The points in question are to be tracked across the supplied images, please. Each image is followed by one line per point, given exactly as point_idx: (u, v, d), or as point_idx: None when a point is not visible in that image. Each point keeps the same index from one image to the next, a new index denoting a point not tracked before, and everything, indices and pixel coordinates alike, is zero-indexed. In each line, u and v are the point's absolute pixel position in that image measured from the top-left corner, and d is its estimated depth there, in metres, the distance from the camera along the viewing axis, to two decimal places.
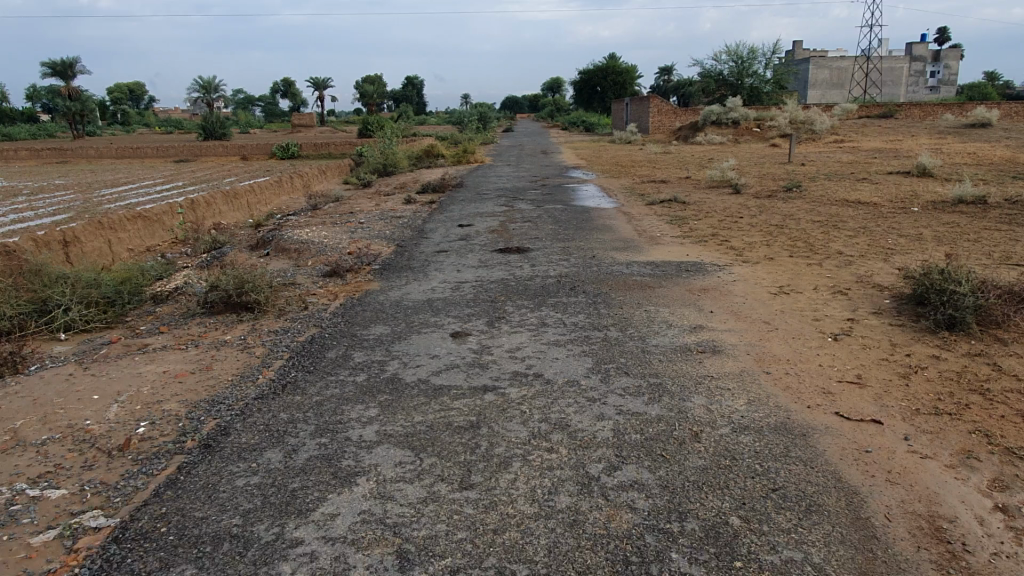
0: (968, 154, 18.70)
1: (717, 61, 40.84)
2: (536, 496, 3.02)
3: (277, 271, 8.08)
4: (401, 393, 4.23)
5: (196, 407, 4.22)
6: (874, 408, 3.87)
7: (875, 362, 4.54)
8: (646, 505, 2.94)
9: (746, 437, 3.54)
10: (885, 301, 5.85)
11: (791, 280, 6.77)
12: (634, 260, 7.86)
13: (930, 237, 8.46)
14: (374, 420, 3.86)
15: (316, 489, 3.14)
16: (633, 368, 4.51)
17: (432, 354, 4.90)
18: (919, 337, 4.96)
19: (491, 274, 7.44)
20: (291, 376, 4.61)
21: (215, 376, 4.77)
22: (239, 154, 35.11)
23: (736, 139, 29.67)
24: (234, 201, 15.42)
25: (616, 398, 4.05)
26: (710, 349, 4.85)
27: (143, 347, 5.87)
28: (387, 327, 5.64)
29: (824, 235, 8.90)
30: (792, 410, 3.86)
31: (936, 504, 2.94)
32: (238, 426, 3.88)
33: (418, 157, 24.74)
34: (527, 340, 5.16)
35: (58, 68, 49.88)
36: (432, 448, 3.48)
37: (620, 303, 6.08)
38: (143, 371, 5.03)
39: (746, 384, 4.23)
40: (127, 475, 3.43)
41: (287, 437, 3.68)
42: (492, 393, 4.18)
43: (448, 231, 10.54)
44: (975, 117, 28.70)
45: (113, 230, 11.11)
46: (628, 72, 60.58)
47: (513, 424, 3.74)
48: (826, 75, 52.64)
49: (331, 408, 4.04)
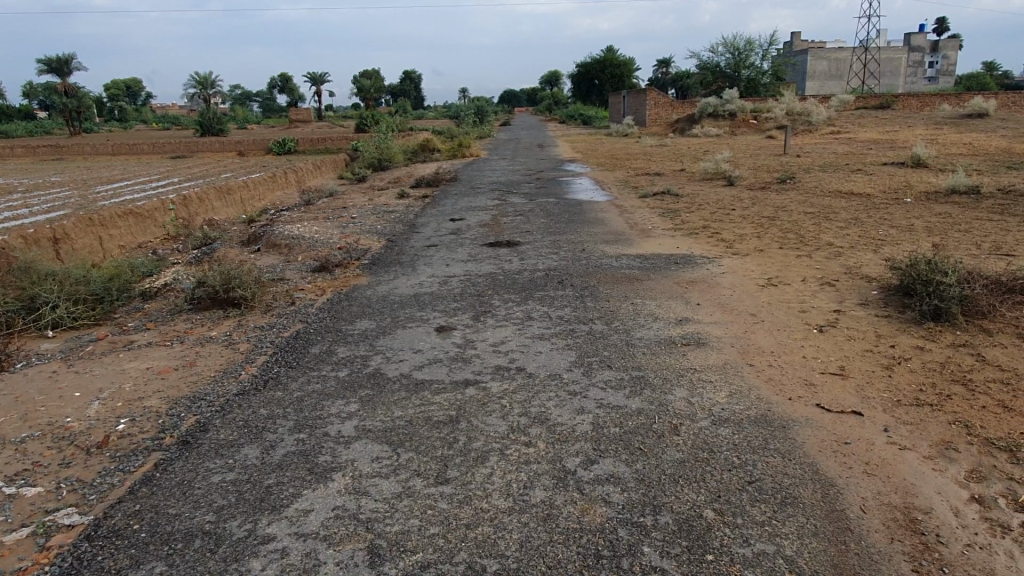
0: (964, 144, 18.65)
1: (714, 53, 40.86)
2: (511, 491, 3.01)
3: (266, 267, 8.05)
4: (382, 388, 4.22)
5: (177, 404, 4.20)
6: (855, 399, 3.86)
7: (859, 353, 4.53)
8: (621, 499, 2.93)
9: (725, 430, 3.53)
10: (872, 292, 5.83)
11: (780, 272, 6.75)
12: (623, 253, 7.85)
13: (922, 228, 8.42)
14: (354, 415, 3.84)
15: (291, 485, 3.12)
16: (615, 361, 4.50)
17: (415, 349, 4.88)
18: (905, 328, 4.94)
19: (480, 268, 7.41)
20: (273, 371, 4.60)
21: (198, 372, 4.76)
22: (237, 149, 35.07)
23: (733, 131, 29.65)
24: (228, 198, 15.39)
25: (597, 391, 4.03)
26: (694, 342, 4.84)
27: (127, 344, 5.84)
28: (371, 321, 5.62)
29: (815, 227, 8.88)
30: (773, 402, 3.85)
31: (912, 496, 2.93)
32: (217, 422, 3.86)
33: (414, 151, 24.65)
34: (512, 334, 5.15)
35: (54, 65, 49.68)
36: (410, 443, 3.47)
37: (607, 296, 6.07)
38: (127, 368, 5.01)
39: (729, 376, 4.22)
40: (104, 472, 3.41)
41: (266, 433, 3.66)
42: (473, 387, 4.17)
43: (440, 225, 10.52)
44: (973, 107, 28.65)
45: (104, 227, 11.09)
46: (626, 65, 60.60)
47: (492, 418, 3.73)
48: (824, 67, 52.62)
49: (311, 404, 4.02)
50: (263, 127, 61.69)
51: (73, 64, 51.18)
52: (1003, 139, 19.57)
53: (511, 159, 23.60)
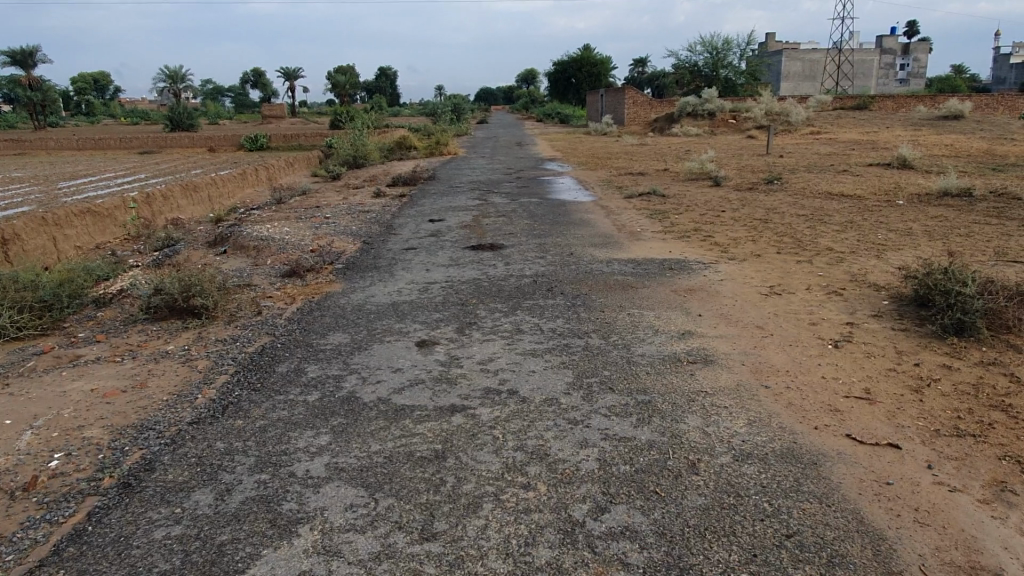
0: (947, 146, 18.53)
1: (692, 53, 40.78)
2: (510, 550, 2.55)
3: (233, 271, 7.51)
4: (358, 415, 3.73)
5: (121, 435, 3.68)
6: (889, 429, 3.45)
7: (883, 373, 4.13)
8: (641, 559, 2.48)
9: (750, 467, 3.10)
10: (884, 303, 5.46)
11: (782, 279, 6.37)
12: (614, 257, 7.43)
13: (921, 232, 8.11)
14: (325, 450, 3.34)
15: (248, 544, 2.62)
16: (618, 382, 4.05)
17: (394, 368, 4.39)
18: (928, 344, 4.57)
19: (462, 274, 6.94)
20: (233, 396, 4.07)
21: (148, 396, 4.22)
22: (207, 145, 34.16)
23: (713, 131, 29.45)
24: (195, 195, 14.72)
25: (601, 419, 3.59)
26: (701, 359, 4.42)
27: (73, 360, 5.26)
28: (345, 335, 5.11)
29: (810, 230, 8.54)
30: (799, 433, 3.42)
31: (976, 552, 2.53)
32: (165, 458, 3.34)
33: (390, 149, 24.05)
34: (501, 349, 4.69)
35: (18, 57, 48.02)
36: (390, 486, 2.99)
37: (601, 305, 5.64)
38: (68, 390, 4.46)
39: (745, 401, 3.79)
40: (27, 524, 2.87)
41: (222, 473, 3.15)
42: (461, 414, 3.70)
43: (418, 226, 10.03)
44: (948, 109, 28.75)
45: (59, 226, 10.41)
46: (603, 64, 60.33)
47: (484, 454, 3.26)
48: (798, 67, 52.84)
49: (275, 436, 3.51)
50: (235, 123, 60.33)
51: (38, 56, 49.34)
52: (983, 141, 19.51)
53: (490, 156, 23.08)
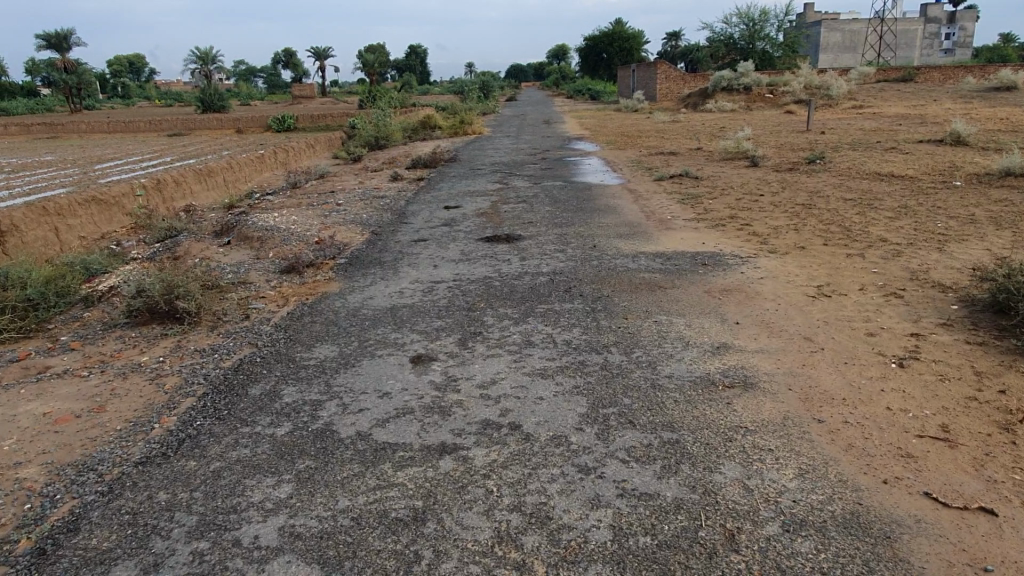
0: (1003, 119, 17.28)
1: (727, 24, 39.24)
2: None
3: (229, 266, 7.00)
4: (331, 456, 3.15)
5: (58, 478, 3.15)
6: (978, 485, 2.77)
7: (962, 405, 3.42)
8: None
9: (804, 543, 2.45)
10: (952, 309, 4.71)
11: (831, 276, 5.63)
12: (641, 250, 6.76)
13: (985, 219, 7.26)
14: (281, 507, 2.78)
15: None
16: (640, 415, 3.41)
17: (382, 392, 3.80)
18: (1012, 363, 3.83)
19: (473, 271, 6.33)
20: (193, 426, 3.53)
21: (103, 424, 3.70)
22: (235, 126, 33.98)
23: (749, 107, 28.25)
24: (210, 180, 14.30)
25: (618, 467, 2.96)
26: (740, 383, 3.75)
27: (39, 372, 4.75)
28: (333, 347, 4.54)
29: (859, 217, 7.74)
30: (864, 491, 2.76)
31: None
32: (94, 516, 2.81)
33: (414, 130, 23.43)
34: (506, 368, 4.07)
35: (53, 41, 48.32)
36: (351, 564, 2.42)
37: (625, 311, 4.97)
38: (19, 414, 3.96)
39: (794, 443, 3.12)
40: None
41: (155, 541, 2.60)
42: (452, 457, 3.10)
43: (432, 214, 9.41)
44: (1001, 79, 27.04)
45: (63, 215, 10.01)
46: (635, 38, 58.77)
47: (471, 516, 2.66)
48: (838, 38, 50.07)
49: (228, 485, 2.96)
50: (267, 104, 60.27)
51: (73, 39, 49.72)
52: None
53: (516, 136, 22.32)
